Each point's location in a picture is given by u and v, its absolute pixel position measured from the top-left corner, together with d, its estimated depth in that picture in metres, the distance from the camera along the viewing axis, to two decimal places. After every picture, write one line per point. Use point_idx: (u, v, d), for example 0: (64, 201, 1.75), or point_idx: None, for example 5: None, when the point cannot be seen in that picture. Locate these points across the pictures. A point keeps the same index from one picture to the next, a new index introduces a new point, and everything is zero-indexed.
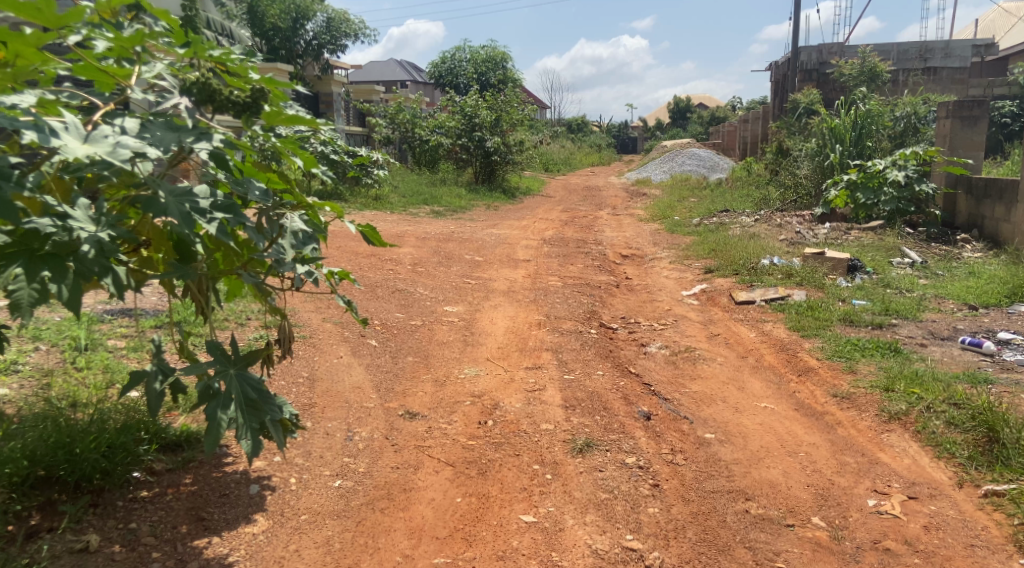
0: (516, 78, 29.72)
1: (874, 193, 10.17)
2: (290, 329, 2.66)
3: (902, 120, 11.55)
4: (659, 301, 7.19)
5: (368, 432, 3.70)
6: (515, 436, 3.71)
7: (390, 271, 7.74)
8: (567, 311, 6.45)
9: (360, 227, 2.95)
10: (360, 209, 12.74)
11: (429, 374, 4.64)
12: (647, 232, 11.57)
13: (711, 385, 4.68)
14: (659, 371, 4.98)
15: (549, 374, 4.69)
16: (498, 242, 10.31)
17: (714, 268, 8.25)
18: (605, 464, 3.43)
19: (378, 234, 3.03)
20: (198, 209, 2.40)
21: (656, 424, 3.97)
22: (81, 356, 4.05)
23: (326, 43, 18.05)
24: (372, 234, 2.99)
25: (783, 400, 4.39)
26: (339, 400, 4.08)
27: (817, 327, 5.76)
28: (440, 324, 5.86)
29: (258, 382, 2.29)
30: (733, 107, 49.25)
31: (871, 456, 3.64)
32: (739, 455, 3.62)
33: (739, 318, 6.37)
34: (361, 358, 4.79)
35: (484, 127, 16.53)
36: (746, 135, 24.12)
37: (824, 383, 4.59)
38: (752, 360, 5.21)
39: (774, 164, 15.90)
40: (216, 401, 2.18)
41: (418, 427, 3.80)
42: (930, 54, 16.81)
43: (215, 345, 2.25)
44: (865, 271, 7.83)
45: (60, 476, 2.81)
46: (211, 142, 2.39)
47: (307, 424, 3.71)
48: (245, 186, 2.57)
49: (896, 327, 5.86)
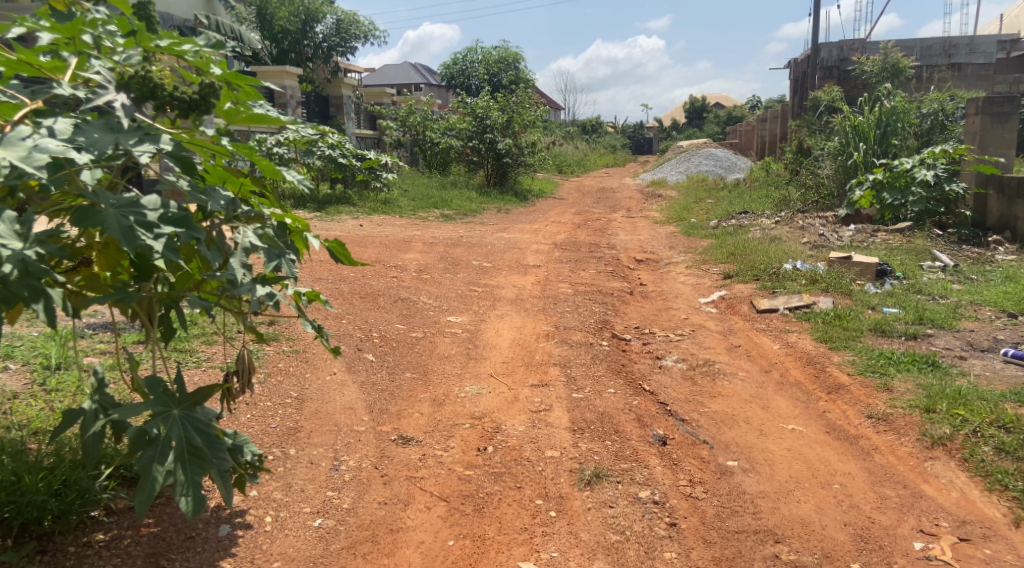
0: (529, 79, 29.36)
1: (901, 193, 9.77)
2: (251, 358, 2.34)
3: (928, 117, 11.13)
4: (675, 309, 6.83)
5: (356, 461, 3.35)
6: (516, 465, 3.37)
7: (394, 279, 7.43)
8: (578, 321, 6.10)
9: (330, 243, 2.63)
10: (368, 214, 12.44)
11: (428, 392, 4.30)
12: (663, 235, 11.21)
13: (732, 404, 4.33)
14: (676, 388, 4.61)
15: (557, 392, 4.34)
16: (509, 247, 9.96)
17: (733, 273, 7.88)
18: (616, 499, 3.08)
19: (348, 250, 2.71)
20: (143, 224, 2.06)
21: (674, 450, 3.62)
22: (51, 376, 3.76)
23: (336, 45, 17.73)
24: (341, 250, 2.68)
25: (813, 423, 4.02)
26: (328, 422, 3.75)
27: (846, 339, 5.38)
28: (443, 335, 5.53)
29: (205, 424, 2.05)
30: (749, 107, 48.61)
31: (914, 489, 3.27)
32: (765, 487, 3.25)
33: (762, 327, 6.00)
34: (356, 376, 4.46)
35: (495, 129, 16.22)
36: (764, 134, 23.66)
37: (856, 402, 4.22)
38: (776, 375, 4.85)
39: (794, 163, 15.46)
40: (152, 451, 1.94)
41: (411, 454, 3.44)
42: (955, 50, 16.38)
43: (155, 382, 2.01)
44: (895, 276, 7.41)
45: (4, 519, 2.51)
46: (157, 145, 2.07)
47: (290, 451, 3.37)
48: (207, 195, 2.27)
49: (931, 338, 5.47)
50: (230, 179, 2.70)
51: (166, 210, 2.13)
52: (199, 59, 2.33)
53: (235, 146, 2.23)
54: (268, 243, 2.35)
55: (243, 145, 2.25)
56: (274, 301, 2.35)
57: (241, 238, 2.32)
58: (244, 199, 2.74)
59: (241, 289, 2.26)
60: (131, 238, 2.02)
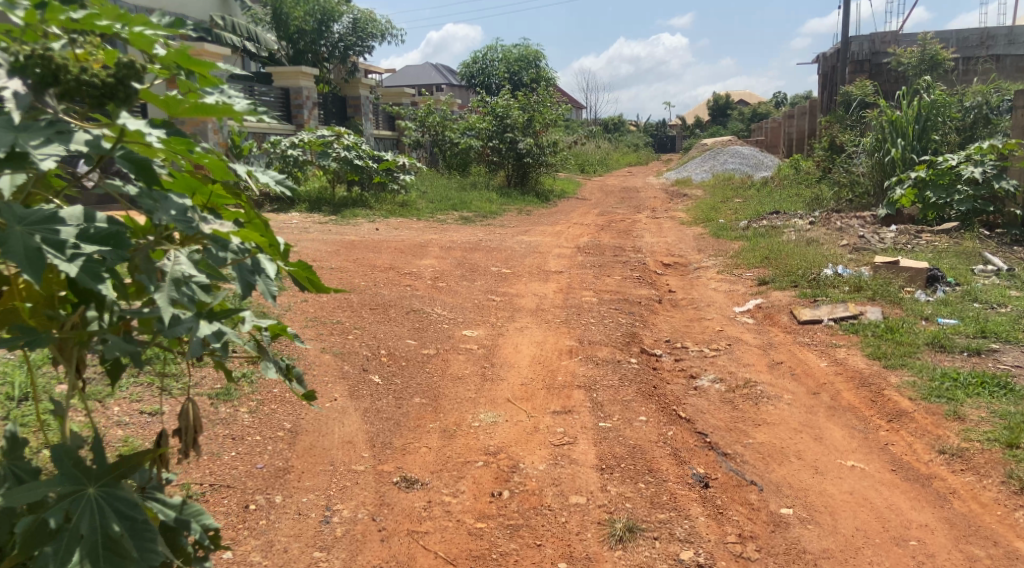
0: (550, 78, 28.88)
1: (946, 192, 9.22)
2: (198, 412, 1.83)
3: (972, 111, 10.72)
4: (708, 319, 6.33)
5: (352, 510, 2.90)
6: (536, 516, 2.91)
7: (407, 288, 7.00)
8: (603, 334, 5.62)
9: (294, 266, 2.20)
10: (386, 217, 12.05)
11: (436, 421, 3.85)
12: (690, 237, 10.71)
13: (780, 433, 3.85)
14: (715, 414, 4.12)
15: (581, 421, 3.87)
16: (529, 251, 9.51)
17: (769, 280, 7.36)
18: (654, 562, 2.63)
19: (316, 276, 2.28)
20: (54, 244, 1.59)
21: (717, 494, 3.14)
22: (15, 409, 3.32)
23: (354, 44, 16.94)
24: (307, 275, 2.24)
25: (877, 461, 3.53)
26: (323, 461, 3.28)
27: (902, 355, 4.88)
28: (456, 352, 5.11)
29: (132, 505, 1.58)
30: (773, 103, 47.66)
31: (1006, 548, 2.81)
32: (829, 545, 2.79)
33: (806, 341, 5.50)
34: (359, 403, 4.01)
35: (515, 128, 15.74)
36: (792, 131, 23.04)
37: (923, 433, 3.72)
38: (825, 398, 4.37)
39: (826, 160, 14.86)
40: (56, 545, 1.47)
41: (414, 502, 2.98)
42: (993, 41, 15.50)
43: (63, 453, 1.55)
44: (947, 282, 6.87)
45: None
46: (68, 145, 1.65)
47: (276, 499, 2.93)
48: (155, 202, 1.80)
49: (997, 353, 4.94)
50: (198, 188, 2.27)
51: (89, 224, 1.67)
52: (138, 38, 1.94)
53: (172, 141, 1.80)
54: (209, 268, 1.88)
55: (181, 142, 1.81)
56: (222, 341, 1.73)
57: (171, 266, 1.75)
58: (212, 212, 2.30)
59: (179, 327, 1.66)
60: (37, 266, 1.55)
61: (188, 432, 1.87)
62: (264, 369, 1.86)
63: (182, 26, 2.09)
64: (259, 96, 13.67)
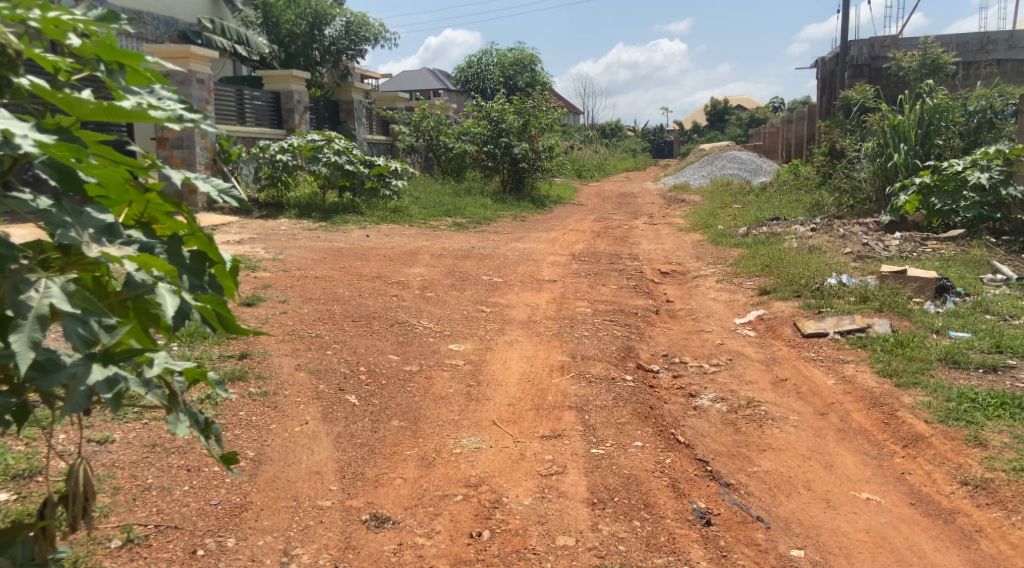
0: (545, 82, 28.61)
1: (951, 198, 8.99)
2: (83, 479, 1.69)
3: (976, 115, 10.39)
4: (707, 332, 6.03)
5: (313, 555, 2.60)
6: (519, 562, 2.61)
7: (393, 299, 6.69)
8: (597, 348, 5.32)
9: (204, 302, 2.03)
10: (377, 223, 11.75)
11: (414, 448, 3.54)
12: (689, 244, 10.43)
13: (787, 460, 3.56)
14: (716, 438, 3.83)
15: (571, 447, 3.57)
16: (523, 259, 9.21)
17: (770, 289, 7.07)
18: None
19: (231, 317, 2.11)
20: None
21: (721, 533, 2.86)
22: None
23: (346, 49, 16.48)
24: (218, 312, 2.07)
25: (893, 492, 3.25)
26: (287, 496, 2.97)
27: (914, 372, 4.60)
28: (441, 368, 4.80)
29: None
30: (772, 108, 47.47)
31: None
32: None
33: (812, 357, 5.21)
34: (332, 427, 3.71)
35: (511, 133, 15.45)
36: (791, 136, 22.79)
37: (942, 461, 3.44)
38: (835, 420, 4.08)
39: (826, 165, 14.60)
40: None
41: (383, 545, 2.68)
42: (993, 46, 15.32)
43: None
44: (957, 292, 6.59)
45: None
46: None
47: (227, 543, 2.63)
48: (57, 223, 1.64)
49: (1014, 370, 4.66)
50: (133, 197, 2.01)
51: None
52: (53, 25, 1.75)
53: (58, 145, 1.60)
54: (86, 303, 1.43)
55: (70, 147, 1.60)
56: (115, 392, 1.40)
57: (44, 297, 1.40)
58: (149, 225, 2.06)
59: (58, 375, 1.38)
60: None
61: (77, 501, 1.83)
62: (172, 426, 1.54)
63: (112, 19, 1.92)
64: (249, 100, 13.40)
